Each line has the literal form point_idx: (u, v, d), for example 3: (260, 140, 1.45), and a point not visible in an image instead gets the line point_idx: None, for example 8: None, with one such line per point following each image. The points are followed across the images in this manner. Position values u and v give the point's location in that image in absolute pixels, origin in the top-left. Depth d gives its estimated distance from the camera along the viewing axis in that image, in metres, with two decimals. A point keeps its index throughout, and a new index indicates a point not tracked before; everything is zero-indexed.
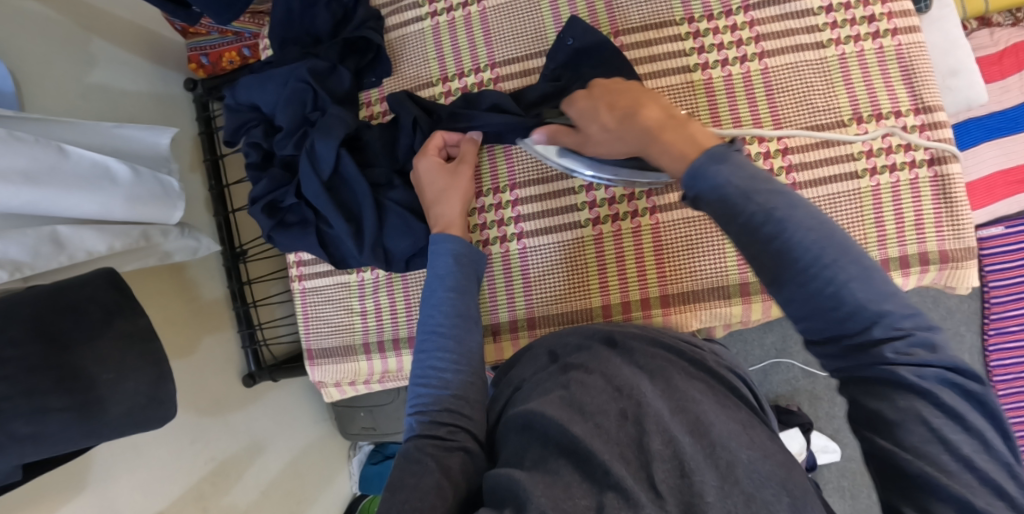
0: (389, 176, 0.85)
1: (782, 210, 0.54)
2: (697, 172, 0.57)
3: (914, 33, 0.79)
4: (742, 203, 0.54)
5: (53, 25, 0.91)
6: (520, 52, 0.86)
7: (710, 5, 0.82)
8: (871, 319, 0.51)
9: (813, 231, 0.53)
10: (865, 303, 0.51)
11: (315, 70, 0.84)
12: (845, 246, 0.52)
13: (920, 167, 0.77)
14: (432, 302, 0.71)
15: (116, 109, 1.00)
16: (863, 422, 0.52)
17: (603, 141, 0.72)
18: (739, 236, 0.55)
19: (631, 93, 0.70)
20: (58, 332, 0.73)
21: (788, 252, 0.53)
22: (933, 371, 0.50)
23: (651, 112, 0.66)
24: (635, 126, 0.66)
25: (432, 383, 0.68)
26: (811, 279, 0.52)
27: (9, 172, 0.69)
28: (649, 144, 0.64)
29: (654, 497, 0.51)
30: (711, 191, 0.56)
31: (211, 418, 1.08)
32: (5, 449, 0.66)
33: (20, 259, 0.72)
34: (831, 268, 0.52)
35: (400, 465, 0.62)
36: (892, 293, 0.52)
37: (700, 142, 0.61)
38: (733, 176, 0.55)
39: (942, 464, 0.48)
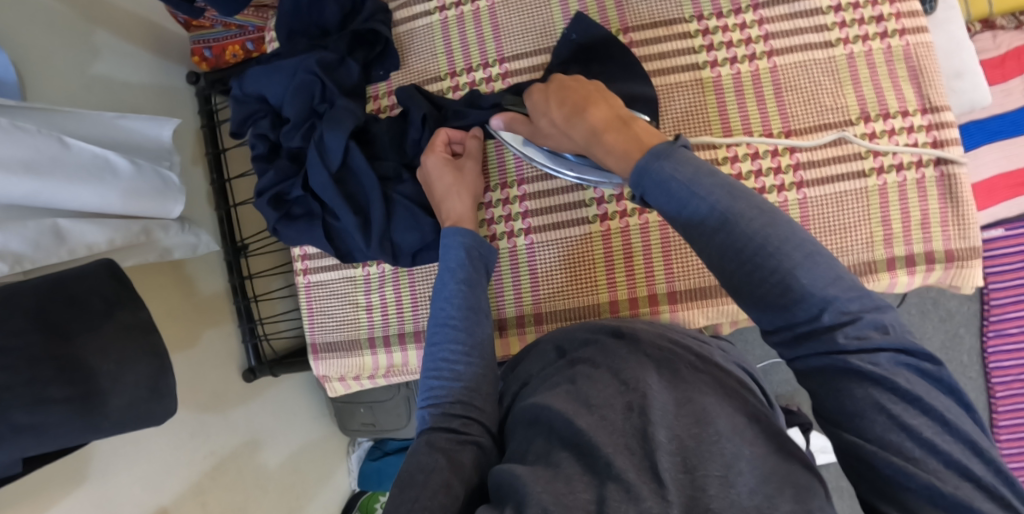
0: (398, 169, 0.85)
1: (724, 203, 0.55)
2: (643, 170, 0.58)
3: (921, 33, 0.79)
4: (684, 200, 0.55)
5: (57, 15, 0.91)
6: (529, 48, 0.86)
7: (719, 3, 0.82)
8: (820, 306, 0.51)
9: (756, 221, 0.53)
10: (812, 291, 0.51)
11: (324, 61, 0.84)
12: (787, 233, 0.53)
13: (927, 167, 0.78)
14: (444, 295, 0.71)
15: (118, 102, 1.00)
16: (829, 417, 0.52)
17: (552, 134, 0.74)
18: (688, 233, 0.56)
19: (584, 88, 0.71)
20: (58, 326, 0.72)
21: (733, 245, 0.53)
22: (885, 355, 0.50)
23: (597, 112, 0.67)
24: (583, 126, 0.67)
25: (443, 375, 0.67)
26: (758, 269, 0.52)
27: (10, 162, 0.69)
28: (593, 144, 0.66)
29: (655, 489, 0.51)
30: (655, 188, 0.57)
31: (210, 413, 1.07)
32: (5, 441, 0.65)
33: (21, 251, 0.72)
34: (775, 257, 0.52)
35: (409, 459, 0.62)
36: (841, 275, 0.52)
37: (644, 143, 0.61)
38: (675, 172, 0.56)
39: (907, 451, 0.48)
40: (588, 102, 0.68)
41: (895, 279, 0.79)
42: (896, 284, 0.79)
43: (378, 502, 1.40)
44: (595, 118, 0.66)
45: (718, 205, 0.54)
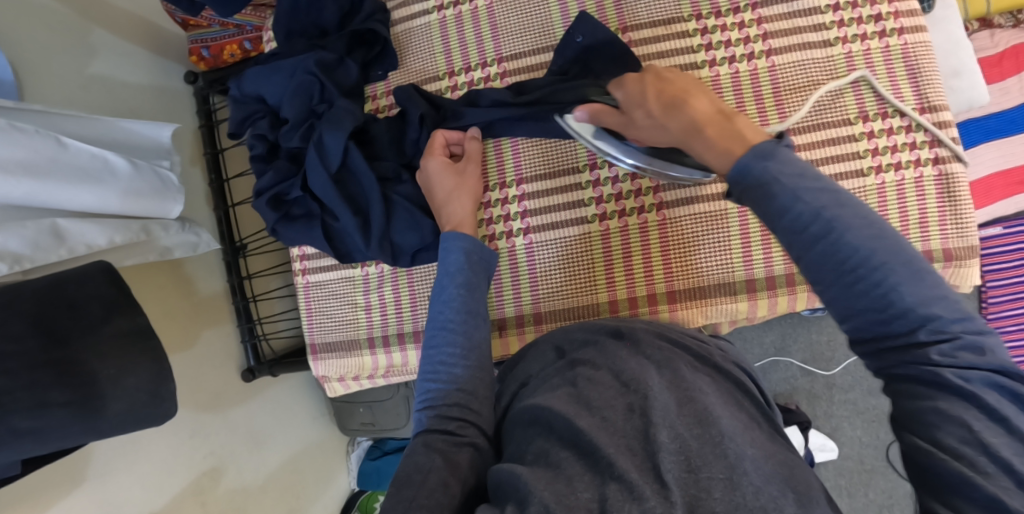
0: (397, 169, 0.85)
1: (830, 209, 0.51)
2: (743, 168, 0.54)
3: (919, 32, 0.79)
4: (788, 204, 0.52)
5: (54, 15, 0.90)
6: (527, 47, 0.86)
7: (718, 2, 0.82)
8: (916, 321, 0.48)
9: (864, 233, 0.50)
10: (914, 306, 0.48)
11: (323, 61, 0.84)
12: (896, 247, 0.49)
13: (926, 166, 0.78)
14: (443, 299, 0.71)
15: (116, 101, 0.99)
16: (902, 423, 0.49)
17: (645, 128, 0.69)
18: (786, 239, 0.52)
19: (683, 82, 0.67)
20: (57, 327, 0.72)
21: (835, 255, 0.50)
22: (980, 373, 0.47)
23: (700, 104, 0.63)
24: (681, 119, 0.64)
25: (442, 377, 0.67)
26: (862, 283, 0.49)
27: (8, 163, 0.69)
28: (691, 138, 0.62)
29: (658, 489, 0.51)
30: (757, 190, 0.53)
31: (210, 413, 1.07)
32: (5, 444, 0.65)
33: (20, 251, 0.72)
34: (881, 271, 0.49)
35: (406, 460, 0.62)
36: (945, 294, 0.49)
37: (746, 139, 0.57)
38: (781, 175, 0.53)
39: (980, 465, 0.44)
40: (687, 94, 0.65)
41: None
42: None
43: (377, 502, 1.39)
44: (699, 110, 0.63)
45: (825, 212, 0.51)
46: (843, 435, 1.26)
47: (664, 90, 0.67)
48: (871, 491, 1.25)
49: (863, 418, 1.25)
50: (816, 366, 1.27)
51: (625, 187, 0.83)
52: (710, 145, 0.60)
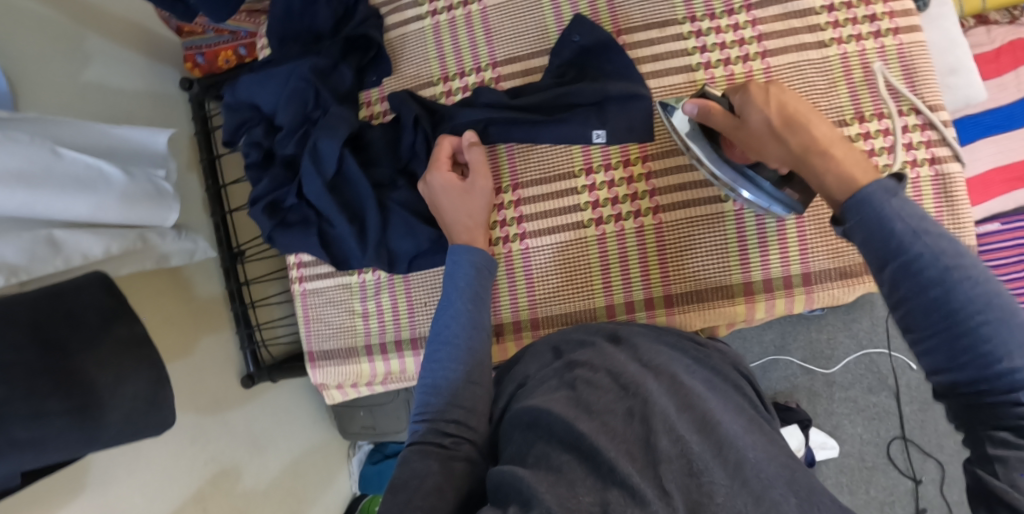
0: (392, 176, 0.85)
1: (949, 258, 0.52)
2: (865, 203, 0.56)
3: (915, 32, 0.79)
4: (905, 243, 0.53)
5: (49, 23, 0.90)
6: (522, 52, 0.86)
7: (712, 4, 0.82)
8: (1019, 381, 0.49)
9: (983, 287, 0.51)
10: (1022, 368, 0.49)
11: (317, 67, 0.83)
12: (1011, 307, 0.50)
13: (922, 166, 0.78)
14: (449, 313, 0.72)
15: (112, 109, 0.99)
16: (978, 460, 0.51)
17: (756, 138, 0.68)
18: (897, 278, 0.53)
19: (802, 104, 0.66)
20: (56, 338, 0.72)
21: (948, 303, 0.51)
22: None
23: (820, 129, 0.63)
24: (800, 138, 0.63)
25: (442, 390, 0.67)
26: (972, 337, 0.50)
27: (4, 174, 0.69)
28: (805, 158, 0.62)
29: (660, 494, 0.50)
30: (876, 224, 0.55)
31: (210, 418, 1.07)
32: (6, 454, 0.65)
33: (16, 262, 0.71)
34: (991, 329, 0.50)
35: (403, 466, 0.62)
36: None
37: (861, 173, 0.58)
38: (901, 215, 0.54)
39: None
40: (808, 116, 0.65)
41: None
42: None
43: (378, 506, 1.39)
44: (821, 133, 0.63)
45: (944, 258, 0.52)
46: (844, 432, 1.26)
47: (786, 105, 0.66)
48: (873, 489, 1.25)
49: (864, 416, 1.25)
50: (816, 364, 1.26)
51: (621, 190, 0.83)
52: (829, 166, 0.60)
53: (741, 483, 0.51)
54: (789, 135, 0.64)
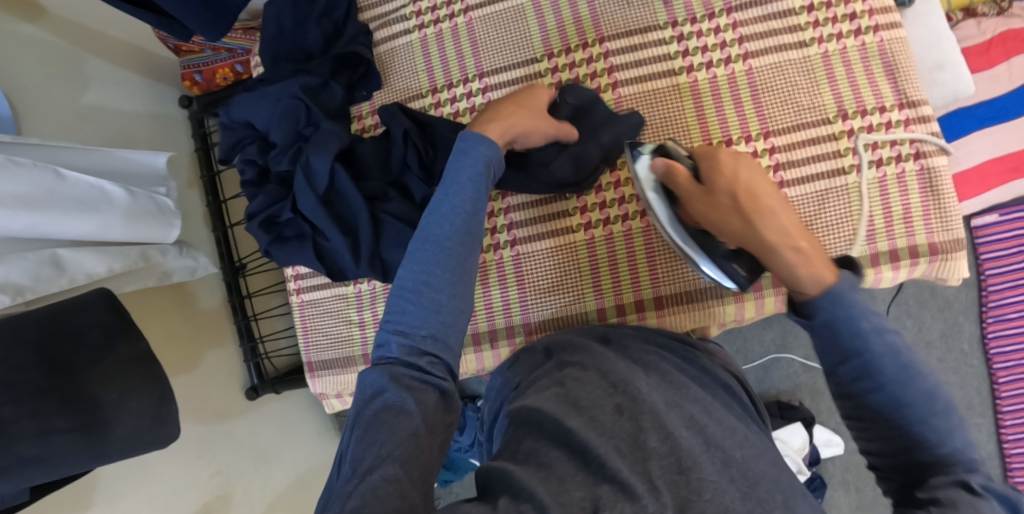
0: (384, 188, 0.86)
1: (905, 357, 0.58)
2: (834, 298, 0.60)
3: (895, 28, 0.80)
4: (868, 341, 0.58)
5: (47, 47, 0.92)
6: (507, 62, 0.87)
7: (693, 8, 0.83)
8: (955, 455, 0.54)
9: (932, 382, 0.57)
10: (958, 448, 0.54)
11: (307, 86, 0.85)
12: (951, 402, 0.56)
13: (906, 161, 0.78)
14: (443, 210, 0.63)
15: (112, 129, 1.01)
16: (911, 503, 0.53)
17: (723, 210, 0.70)
18: (861, 374, 0.58)
19: (767, 185, 0.69)
20: (60, 356, 0.74)
21: (906, 399, 0.56)
22: (996, 488, 0.52)
23: (786, 219, 0.67)
24: (772, 226, 0.66)
25: (422, 302, 0.60)
26: (924, 426, 0.55)
27: (9, 198, 0.71)
28: (772, 245, 0.66)
29: (649, 488, 0.51)
30: (846, 322, 0.59)
31: (214, 432, 1.08)
32: (13, 471, 0.66)
33: (21, 283, 0.73)
34: (941, 421, 0.55)
35: (374, 398, 0.56)
36: (976, 446, 0.55)
37: (820, 262, 0.62)
38: (865, 312, 0.59)
39: None
40: (772, 202, 0.68)
41: (881, 274, 0.79)
42: (882, 279, 0.79)
43: None
44: (789, 224, 0.66)
45: (902, 357, 0.58)
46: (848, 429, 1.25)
47: (754, 188, 0.69)
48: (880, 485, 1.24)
49: None
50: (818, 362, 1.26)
51: (609, 195, 0.84)
52: (807, 257, 0.63)
53: (728, 479, 0.52)
54: (762, 221, 0.67)
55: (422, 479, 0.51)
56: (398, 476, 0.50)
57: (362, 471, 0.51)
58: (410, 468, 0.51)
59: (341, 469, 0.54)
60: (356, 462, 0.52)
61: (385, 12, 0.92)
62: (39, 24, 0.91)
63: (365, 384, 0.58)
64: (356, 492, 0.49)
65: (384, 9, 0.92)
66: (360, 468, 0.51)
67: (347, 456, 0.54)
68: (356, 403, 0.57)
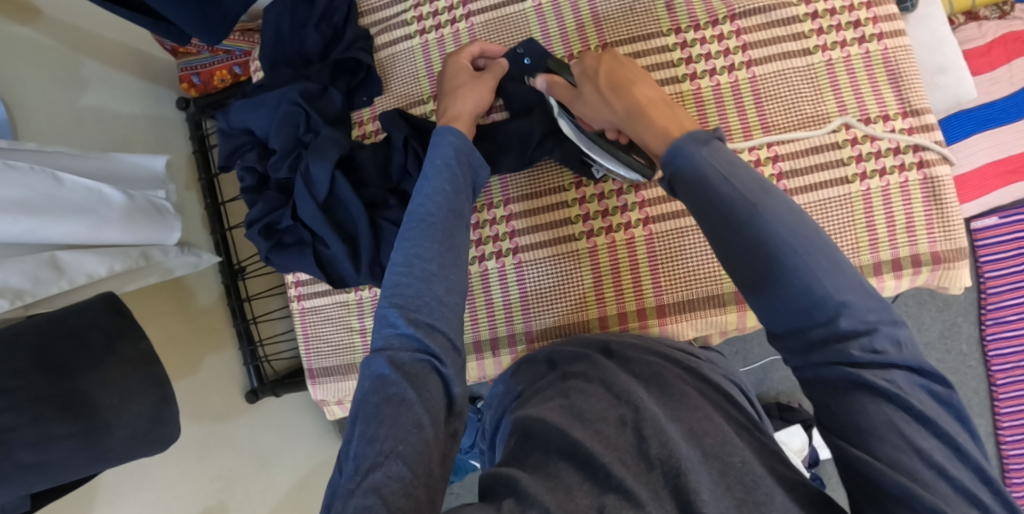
0: (384, 195, 0.85)
1: (758, 197, 0.53)
2: (679, 150, 0.57)
3: (899, 37, 0.80)
4: (715, 186, 0.54)
5: (43, 50, 0.91)
6: (485, 36, 0.87)
7: (696, 15, 0.82)
8: (836, 310, 0.49)
9: (791, 220, 0.52)
10: (835, 296, 0.50)
11: (306, 92, 0.85)
12: (819, 237, 0.51)
13: (910, 170, 0.78)
14: (426, 193, 0.65)
15: (110, 132, 1.00)
16: (835, 429, 0.49)
17: (593, 104, 0.73)
18: (713, 221, 0.54)
19: (629, 71, 0.71)
20: (58, 361, 0.73)
21: (756, 238, 0.52)
22: (899, 373, 0.48)
23: (645, 90, 0.67)
24: (628, 99, 0.67)
25: (413, 273, 0.59)
26: (783, 269, 0.51)
27: (5, 202, 0.70)
28: (632, 117, 0.66)
29: (654, 497, 0.51)
30: (688, 170, 0.56)
31: (214, 436, 1.08)
32: (11, 479, 0.65)
33: (21, 286, 0.71)
34: (799, 255, 0.51)
35: (377, 385, 0.54)
36: (857, 291, 0.50)
37: (683, 127, 0.61)
38: (712, 159, 0.55)
39: (916, 473, 0.46)
40: (634, 79, 0.69)
41: (883, 283, 0.79)
42: (884, 288, 0.79)
43: None
44: (641, 94, 0.67)
45: (751, 195, 0.53)
46: None
47: (616, 71, 0.71)
48: None
49: None
50: None
51: (611, 202, 0.84)
52: (653, 123, 0.63)
53: (723, 488, 0.51)
54: (619, 97, 0.68)
55: (426, 475, 0.50)
56: (402, 475, 0.49)
57: (363, 469, 0.49)
58: (414, 464, 0.50)
59: (343, 467, 0.52)
60: (358, 459, 0.50)
61: (385, 17, 0.91)
62: (34, 26, 0.90)
63: (366, 373, 0.56)
64: (359, 491, 0.48)
65: (384, 14, 0.91)
66: (363, 465, 0.50)
67: (348, 452, 0.52)
68: (358, 391, 0.55)
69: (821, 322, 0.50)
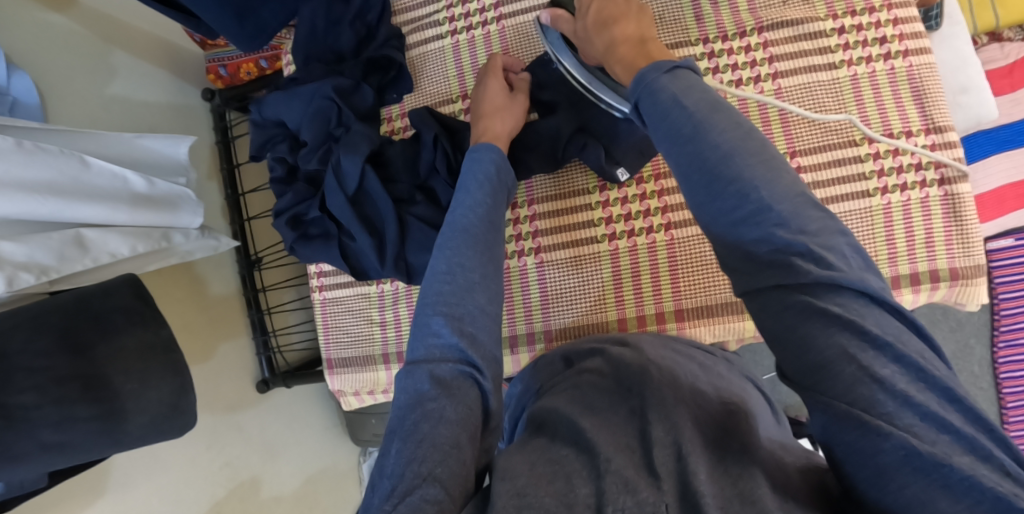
0: (411, 191, 0.87)
1: (704, 114, 0.55)
2: (643, 80, 0.60)
3: (924, 54, 0.81)
4: (667, 106, 0.57)
5: (76, 37, 0.94)
6: (512, 43, 0.90)
7: (724, 26, 0.84)
8: (773, 221, 0.50)
9: (732, 137, 0.54)
10: (771, 205, 0.51)
11: (340, 87, 0.86)
12: (759, 150, 0.53)
13: (931, 187, 0.79)
14: (465, 204, 0.67)
15: (136, 119, 1.02)
16: (804, 377, 0.47)
17: (585, 42, 0.74)
18: (664, 141, 0.57)
19: (621, 5, 0.71)
20: (84, 342, 0.74)
21: (699, 151, 0.54)
22: (851, 297, 0.47)
23: (625, 27, 0.68)
24: (606, 36, 0.69)
25: (457, 281, 0.61)
26: (723, 179, 0.53)
27: (33, 183, 0.71)
28: (608, 54, 0.68)
29: (650, 482, 0.49)
30: (646, 96, 0.59)
31: (225, 423, 1.10)
32: (34, 458, 0.67)
33: (46, 263, 0.73)
34: (738, 165, 0.52)
35: (413, 402, 0.55)
36: (801, 202, 0.51)
37: (653, 59, 0.64)
38: (668, 84, 0.58)
39: (884, 409, 0.43)
40: (619, 17, 0.70)
41: (901, 297, 0.80)
42: (902, 301, 0.80)
43: None
44: (620, 31, 0.68)
45: (696, 112, 0.55)
46: None
47: (605, 7, 0.71)
48: None
49: None
50: None
51: (634, 207, 0.85)
52: (621, 63, 0.66)
53: (721, 469, 0.50)
54: (600, 32, 0.70)
55: (461, 494, 0.50)
56: (438, 498, 0.48)
57: (400, 491, 0.49)
58: (450, 487, 0.50)
59: (376, 485, 0.52)
60: (395, 480, 0.50)
61: (418, 17, 0.94)
62: (69, 14, 0.93)
63: (403, 389, 0.57)
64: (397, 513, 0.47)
65: (417, 14, 0.94)
66: (400, 487, 0.49)
67: (386, 470, 0.52)
68: (396, 406, 0.57)
69: (757, 235, 0.50)
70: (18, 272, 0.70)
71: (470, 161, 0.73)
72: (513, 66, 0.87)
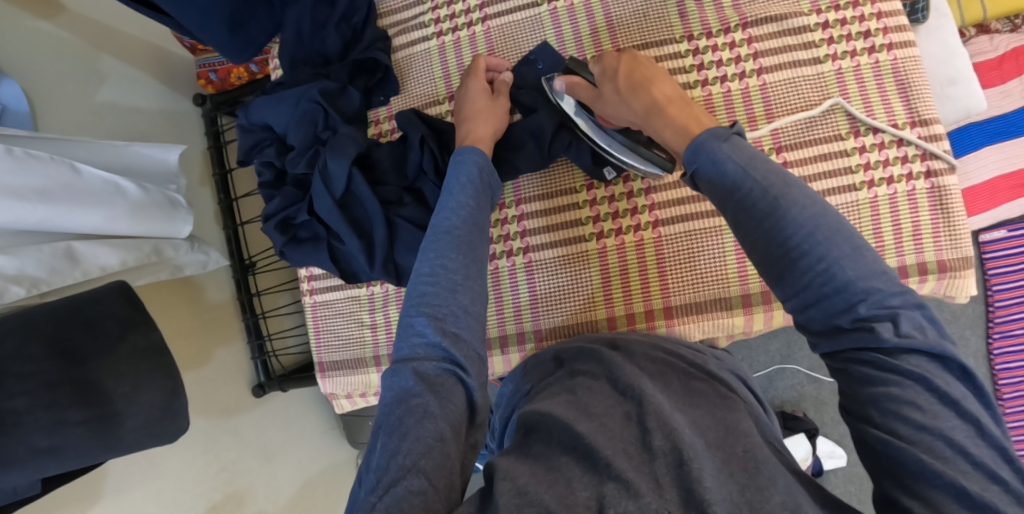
0: (399, 193, 0.87)
1: (779, 187, 0.54)
2: (698, 147, 0.59)
3: (909, 48, 0.81)
4: (735, 179, 0.56)
5: (64, 44, 0.94)
6: (498, 44, 0.90)
7: (709, 23, 0.84)
8: (859, 298, 0.50)
9: (809, 209, 0.53)
10: (855, 281, 0.50)
11: (326, 90, 0.87)
12: (838, 225, 0.52)
13: (917, 179, 0.79)
14: (448, 206, 0.67)
15: (126, 125, 1.02)
16: (860, 416, 0.49)
17: (612, 104, 0.74)
18: (736, 214, 0.55)
19: (647, 69, 0.73)
20: (75, 349, 0.74)
21: (780, 227, 0.53)
22: (924, 359, 0.48)
23: (663, 89, 0.70)
24: (645, 97, 0.70)
25: (439, 283, 0.61)
26: (809, 255, 0.52)
27: (23, 190, 0.71)
28: (650, 113, 0.69)
29: (653, 487, 0.50)
30: (710, 165, 0.58)
31: (221, 427, 1.09)
32: (25, 462, 0.67)
33: (37, 275, 0.73)
34: (823, 243, 0.51)
35: (399, 398, 0.55)
36: (885, 278, 0.51)
37: (701, 122, 0.64)
38: (732, 155, 0.57)
39: (939, 451, 0.45)
40: (652, 78, 0.71)
41: None
42: None
43: None
44: (659, 93, 0.69)
45: (769, 185, 0.54)
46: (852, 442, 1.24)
47: (635, 70, 0.73)
48: None
49: None
50: (823, 373, 1.25)
51: (621, 205, 0.85)
52: (671, 119, 0.66)
53: (727, 473, 0.50)
54: (637, 94, 0.71)
55: (447, 488, 0.50)
56: (423, 489, 0.49)
57: (385, 483, 0.49)
58: (435, 479, 0.50)
59: (362, 479, 0.53)
60: (379, 473, 0.51)
61: (404, 18, 0.94)
62: (57, 21, 0.93)
63: (389, 386, 0.57)
64: (380, 505, 0.48)
65: (403, 15, 0.94)
66: (385, 479, 0.50)
67: (370, 464, 0.53)
68: (383, 404, 0.57)
69: (845, 312, 0.50)
70: (7, 284, 0.70)
71: (454, 164, 0.73)
72: (496, 66, 0.87)
